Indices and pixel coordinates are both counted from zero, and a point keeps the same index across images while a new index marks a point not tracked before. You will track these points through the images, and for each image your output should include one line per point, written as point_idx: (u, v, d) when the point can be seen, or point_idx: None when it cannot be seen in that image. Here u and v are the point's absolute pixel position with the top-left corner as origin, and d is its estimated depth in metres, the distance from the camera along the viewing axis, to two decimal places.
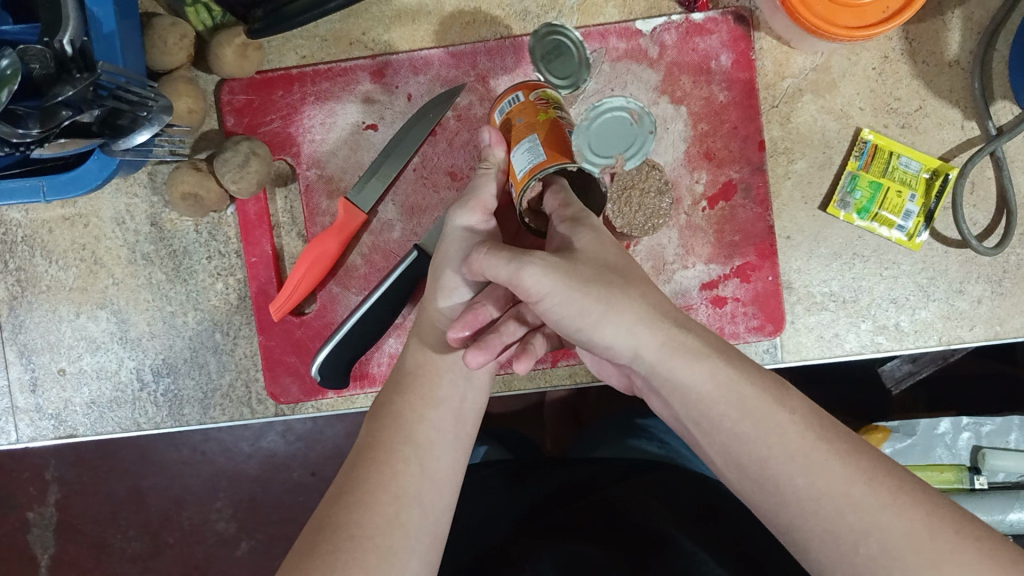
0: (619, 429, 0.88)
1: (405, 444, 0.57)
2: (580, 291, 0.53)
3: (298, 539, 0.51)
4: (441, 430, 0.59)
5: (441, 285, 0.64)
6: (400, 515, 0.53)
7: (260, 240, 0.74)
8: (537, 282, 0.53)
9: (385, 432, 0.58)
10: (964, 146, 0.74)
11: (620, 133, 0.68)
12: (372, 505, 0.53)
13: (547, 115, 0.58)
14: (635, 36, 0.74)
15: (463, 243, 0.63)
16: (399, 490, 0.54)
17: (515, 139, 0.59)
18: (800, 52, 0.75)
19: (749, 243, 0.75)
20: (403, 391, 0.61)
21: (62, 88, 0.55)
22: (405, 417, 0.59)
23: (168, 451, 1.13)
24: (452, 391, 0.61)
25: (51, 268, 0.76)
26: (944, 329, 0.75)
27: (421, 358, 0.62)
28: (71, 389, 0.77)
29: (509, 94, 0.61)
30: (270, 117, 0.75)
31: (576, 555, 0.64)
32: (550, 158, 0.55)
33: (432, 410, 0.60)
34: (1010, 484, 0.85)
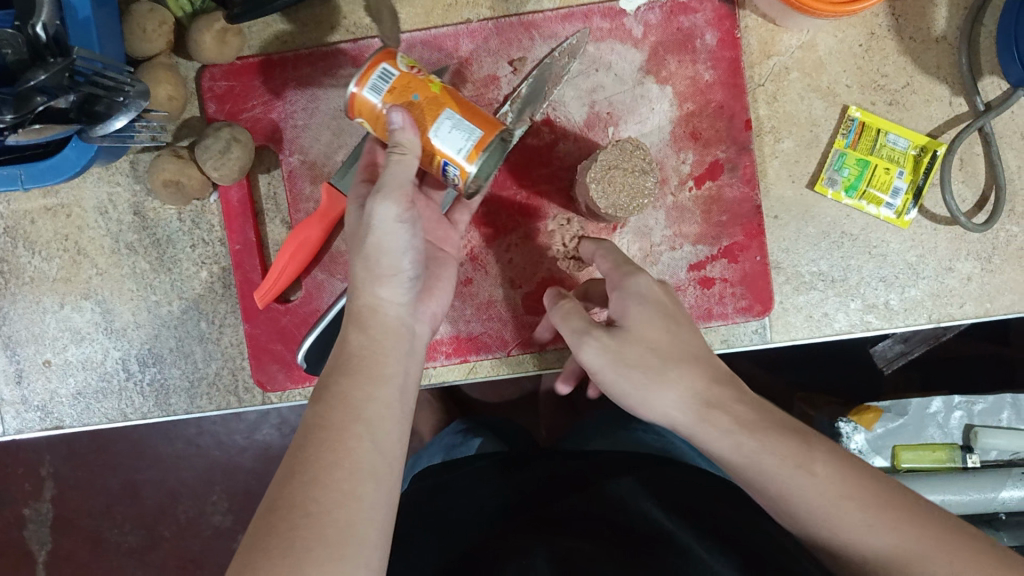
0: (608, 422, 0.88)
1: (356, 421, 0.54)
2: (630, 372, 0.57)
3: (251, 523, 0.49)
4: (392, 406, 0.57)
5: (381, 273, 0.60)
6: (356, 489, 0.51)
7: (242, 228, 0.73)
8: (592, 358, 0.58)
9: (335, 411, 0.54)
10: (952, 123, 0.74)
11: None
12: (327, 483, 0.51)
13: (437, 86, 0.60)
14: (619, 16, 0.73)
15: (399, 232, 0.59)
16: (353, 466, 0.52)
17: (424, 116, 0.59)
18: (786, 29, 0.74)
19: (737, 222, 0.74)
20: (351, 369, 0.57)
21: (35, 73, 0.55)
22: (354, 396, 0.56)
23: (161, 445, 1.12)
24: (399, 367, 0.59)
25: (34, 259, 0.76)
26: (934, 307, 0.74)
27: (364, 339, 0.59)
28: (56, 380, 0.76)
29: (377, 68, 0.59)
30: (251, 103, 0.74)
31: (572, 551, 0.63)
32: (488, 128, 0.60)
33: (379, 387, 0.57)
34: (1002, 462, 0.85)
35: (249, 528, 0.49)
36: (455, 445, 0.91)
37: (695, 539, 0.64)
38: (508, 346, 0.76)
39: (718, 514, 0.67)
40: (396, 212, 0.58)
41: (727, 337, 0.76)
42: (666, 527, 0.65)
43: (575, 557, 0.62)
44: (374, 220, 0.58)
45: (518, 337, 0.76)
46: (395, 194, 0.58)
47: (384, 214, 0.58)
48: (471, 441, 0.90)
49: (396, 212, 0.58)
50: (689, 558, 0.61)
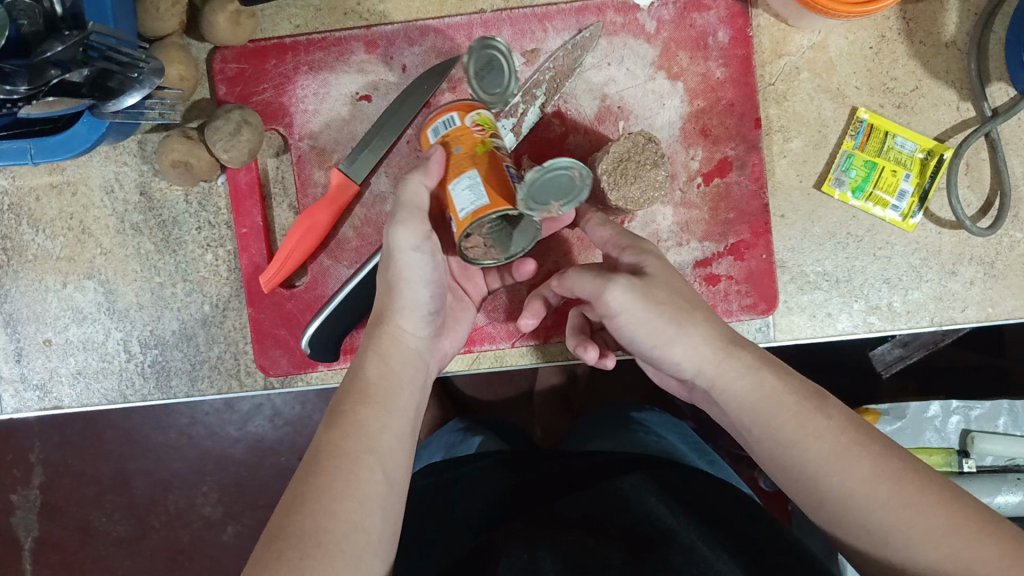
0: (611, 423, 0.88)
1: (368, 452, 0.54)
2: (657, 311, 0.57)
3: (255, 548, 0.48)
4: (402, 438, 0.57)
5: (403, 304, 0.62)
6: (364, 521, 0.51)
7: (251, 211, 0.72)
8: (618, 298, 0.58)
9: (349, 440, 0.54)
10: (959, 127, 0.74)
11: (560, 185, 0.58)
12: (338, 511, 0.51)
13: (485, 148, 0.57)
14: (632, 10, 0.73)
15: (420, 265, 0.61)
16: (362, 497, 0.52)
17: (454, 169, 0.57)
18: (798, 30, 0.75)
19: (744, 220, 0.75)
20: (365, 398, 0.57)
21: (51, 45, 0.55)
22: (367, 424, 0.56)
23: (154, 434, 1.11)
24: (410, 402, 0.60)
25: (37, 237, 0.75)
26: (936, 310, 0.75)
27: (383, 369, 0.60)
28: (56, 359, 0.76)
29: (445, 113, 0.59)
30: (262, 86, 0.74)
31: (577, 549, 0.63)
32: (493, 203, 0.54)
33: (392, 419, 0.57)
34: (998, 467, 0.85)
35: (253, 553, 0.48)
36: (454, 443, 0.90)
37: (698, 538, 0.63)
38: (512, 338, 0.76)
39: (722, 517, 0.66)
40: (414, 241, 0.60)
41: None
42: (669, 526, 0.65)
43: (579, 557, 0.62)
44: (402, 257, 0.60)
45: (522, 328, 0.76)
46: (416, 226, 0.60)
47: (402, 242, 0.60)
48: (470, 440, 0.89)
49: (415, 243, 0.60)
50: (692, 558, 0.61)
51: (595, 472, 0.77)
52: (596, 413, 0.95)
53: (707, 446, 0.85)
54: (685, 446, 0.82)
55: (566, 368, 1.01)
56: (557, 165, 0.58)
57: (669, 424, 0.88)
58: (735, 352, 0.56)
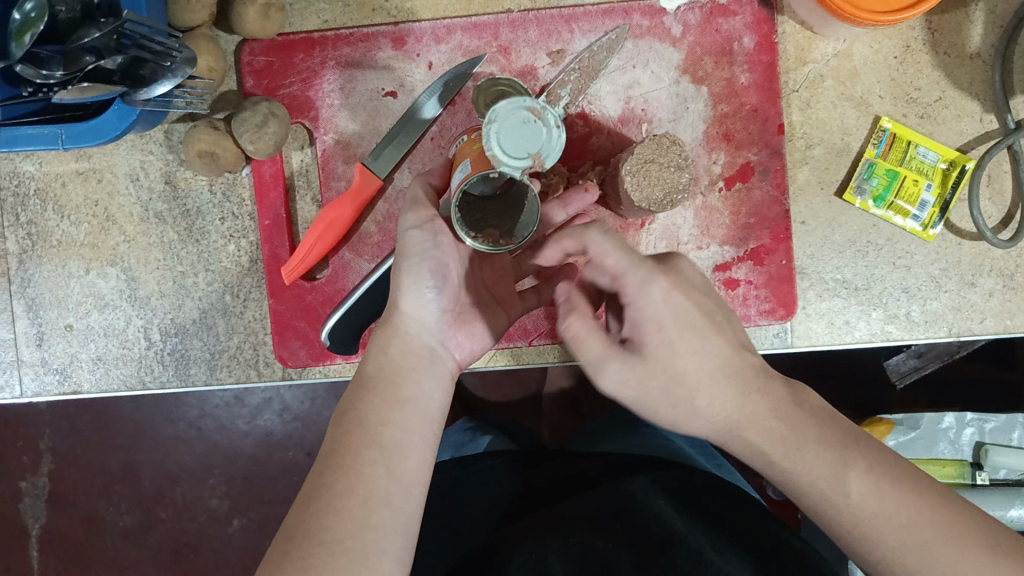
0: (622, 425, 0.87)
1: (372, 446, 0.55)
2: (654, 396, 0.57)
3: (266, 551, 0.51)
4: (408, 431, 0.57)
5: (402, 286, 0.62)
6: (369, 518, 0.52)
7: (274, 202, 0.73)
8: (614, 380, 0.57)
9: (350, 437, 0.56)
10: (981, 139, 0.74)
11: (528, 132, 0.55)
12: (342, 509, 0.52)
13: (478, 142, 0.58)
14: (658, 14, 0.74)
15: (420, 241, 0.61)
16: (365, 493, 0.53)
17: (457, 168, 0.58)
18: (823, 37, 0.75)
19: (764, 226, 0.75)
20: (369, 392, 0.59)
21: (88, 31, 0.56)
22: (371, 419, 0.57)
23: (164, 426, 1.12)
24: (417, 391, 0.60)
25: (62, 223, 0.76)
26: (954, 321, 0.75)
27: (383, 360, 0.61)
28: (77, 345, 0.76)
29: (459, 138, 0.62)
30: (289, 80, 0.74)
31: (586, 550, 0.63)
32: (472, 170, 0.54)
33: (396, 411, 0.58)
34: (1011, 481, 0.85)
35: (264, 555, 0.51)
36: (463, 442, 0.90)
37: (707, 540, 0.63)
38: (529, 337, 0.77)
39: (730, 524, 0.66)
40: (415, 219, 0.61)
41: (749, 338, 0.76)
42: (676, 529, 0.64)
43: (586, 558, 0.63)
44: (404, 237, 0.61)
45: (541, 327, 0.77)
46: (415, 206, 0.61)
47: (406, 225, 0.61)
48: (478, 439, 0.89)
49: (414, 222, 0.61)
50: (700, 560, 0.60)
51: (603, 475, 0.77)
52: (602, 416, 0.94)
53: (714, 450, 0.85)
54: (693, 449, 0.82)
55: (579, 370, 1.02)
56: (513, 110, 0.55)
57: None
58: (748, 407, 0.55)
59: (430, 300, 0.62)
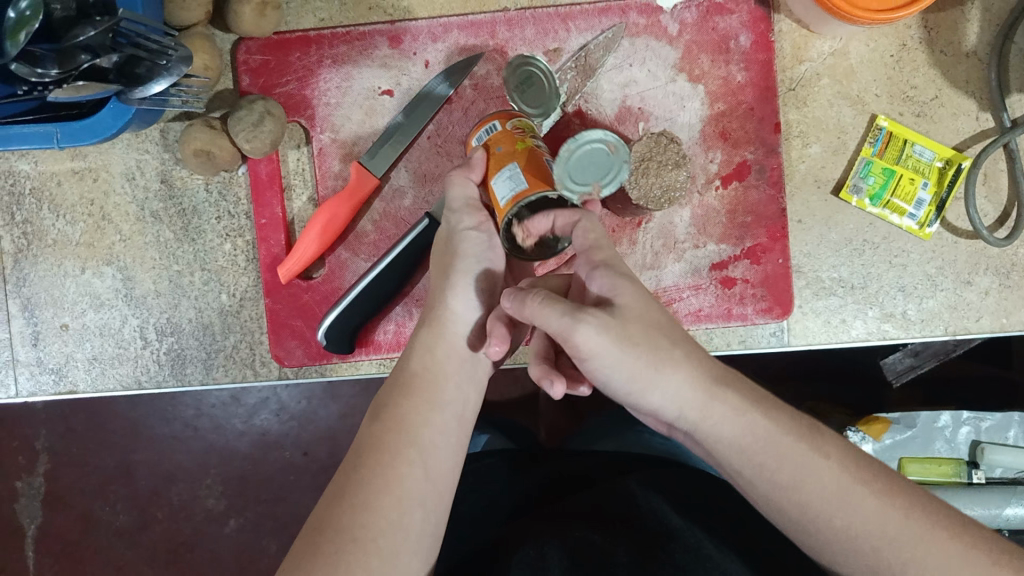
0: (619, 423, 0.88)
1: (411, 446, 0.56)
2: (633, 352, 0.51)
3: (296, 540, 0.51)
4: (446, 435, 0.58)
5: (451, 284, 0.62)
6: (402, 518, 0.53)
7: (270, 201, 0.73)
8: (591, 340, 0.50)
9: (390, 434, 0.56)
10: (978, 138, 0.74)
11: (598, 163, 0.62)
12: (376, 507, 0.52)
13: (524, 144, 0.59)
14: (655, 13, 0.74)
15: (477, 244, 0.62)
16: (402, 493, 0.53)
17: (494, 166, 0.59)
18: (819, 36, 0.75)
19: (761, 224, 0.75)
20: (409, 391, 0.59)
21: (83, 30, 0.56)
22: (410, 418, 0.57)
23: (160, 425, 1.12)
24: (457, 395, 0.60)
25: (58, 223, 0.76)
26: (950, 320, 0.75)
27: (428, 361, 0.60)
28: (73, 344, 0.76)
29: (485, 122, 0.62)
30: (286, 78, 0.74)
31: (583, 542, 0.64)
32: (533, 185, 0.56)
33: (437, 414, 0.58)
34: (1007, 480, 0.85)
35: (293, 545, 0.51)
36: None
37: (706, 535, 0.64)
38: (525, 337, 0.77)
39: (728, 519, 0.66)
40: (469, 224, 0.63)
41: (746, 337, 0.76)
42: (673, 523, 0.64)
43: (584, 550, 0.62)
44: (459, 236, 0.63)
45: None
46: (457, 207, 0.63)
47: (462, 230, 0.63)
48: (476, 437, 0.91)
49: (471, 224, 0.63)
50: (700, 557, 0.61)
51: (599, 470, 0.78)
52: (600, 416, 0.94)
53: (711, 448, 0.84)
54: None
55: None
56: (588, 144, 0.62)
57: None
58: (721, 393, 0.51)
59: (477, 304, 0.62)
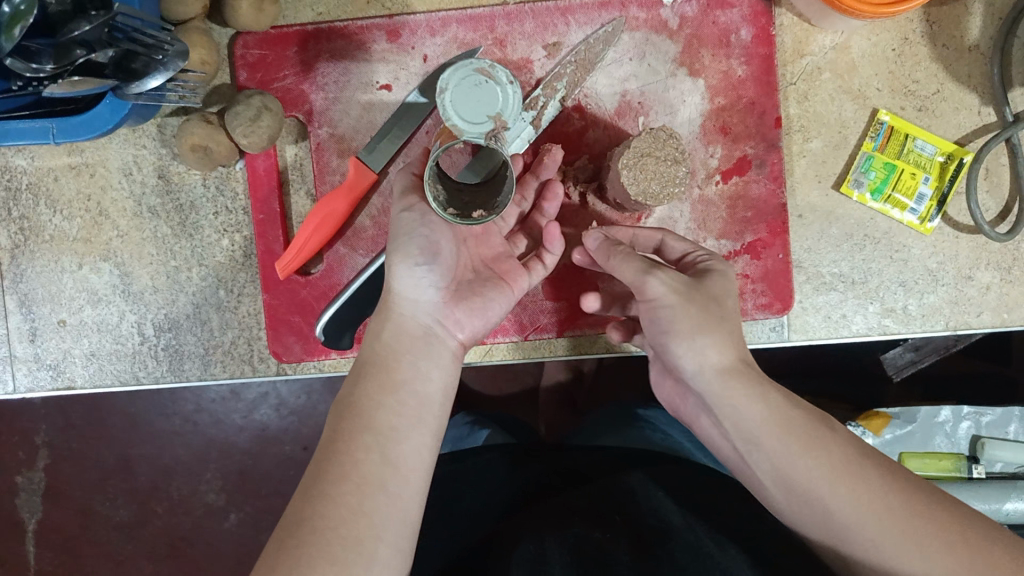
0: (617, 418, 0.88)
1: (366, 433, 0.56)
2: (693, 314, 0.58)
3: (268, 540, 0.51)
4: (404, 416, 0.58)
5: (392, 267, 0.63)
6: (364, 503, 0.52)
7: (269, 197, 0.72)
8: (657, 287, 0.59)
9: (346, 423, 0.56)
10: (980, 132, 0.74)
11: (478, 97, 0.66)
12: (336, 495, 0.52)
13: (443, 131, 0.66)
14: (655, 6, 0.73)
15: (410, 223, 0.63)
16: (360, 479, 0.53)
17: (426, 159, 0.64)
18: (821, 30, 0.74)
19: (761, 219, 0.74)
20: (362, 379, 0.60)
21: (78, 24, 0.55)
22: (365, 405, 0.58)
23: (159, 420, 1.11)
24: (411, 375, 0.60)
25: (54, 218, 0.75)
26: (951, 315, 0.75)
27: (377, 348, 0.62)
28: (71, 340, 0.76)
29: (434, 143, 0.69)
30: (284, 73, 0.74)
31: (583, 539, 0.64)
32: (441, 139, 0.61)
33: (391, 396, 0.58)
34: (1007, 474, 0.85)
35: (264, 549, 0.50)
36: (461, 436, 0.91)
37: (704, 533, 0.63)
38: (524, 331, 0.76)
39: (731, 511, 0.66)
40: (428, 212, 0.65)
41: (746, 333, 0.76)
42: (673, 523, 0.64)
43: (586, 550, 0.62)
44: (396, 218, 0.64)
45: (536, 321, 0.76)
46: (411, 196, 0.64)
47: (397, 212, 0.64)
48: (477, 432, 0.91)
49: (404, 206, 0.64)
50: (699, 555, 0.60)
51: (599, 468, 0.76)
52: (598, 412, 0.94)
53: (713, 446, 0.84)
54: (690, 442, 0.82)
55: (574, 365, 1.02)
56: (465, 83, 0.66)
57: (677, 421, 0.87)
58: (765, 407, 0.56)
59: (422, 281, 0.63)
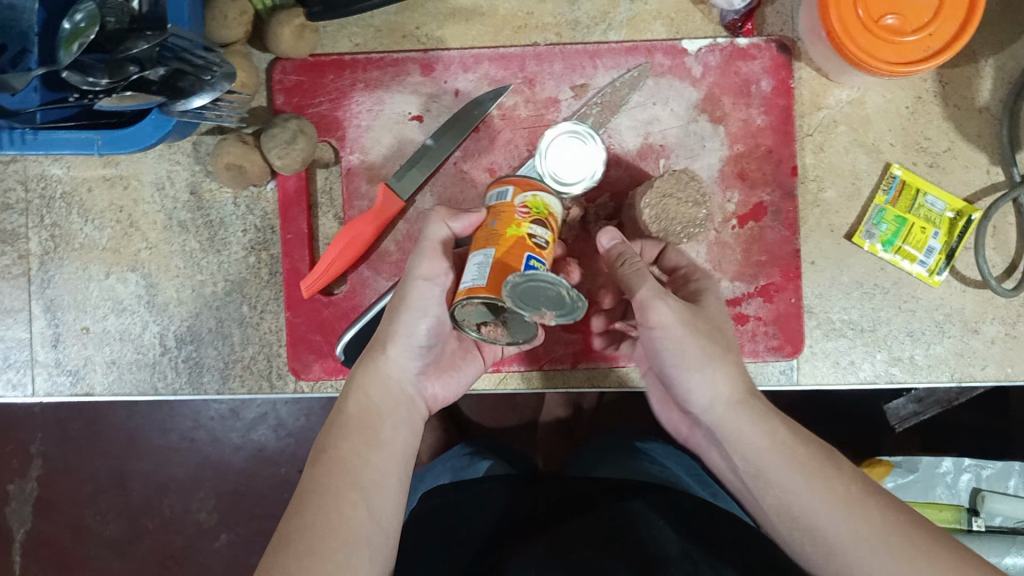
0: (619, 450, 0.89)
1: (353, 488, 0.56)
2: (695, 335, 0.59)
3: None
4: (387, 473, 0.58)
5: (394, 331, 0.62)
6: (349, 558, 0.53)
7: (297, 217, 0.74)
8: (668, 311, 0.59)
9: (332, 477, 0.56)
10: (988, 190, 0.76)
11: (547, 300, 0.51)
12: (322, 550, 0.53)
13: (517, 232, 0.53)
14: (680, 54, 0.76)
15: (426, 293, 0.61)
16: (347, 535, 0.54)
17: (480, 239, 0.54)
18: (837, 85, 0.77)
19: (775, 263, 0.76)
20: (347, 433, 0.59)
21: (135, 43, 0.59)
22: (350, 460, 0.58)
23: (155, 436, 1.11)
24: (394, 436, 0.61)
25: (85, 227, 0.77)
26: (957, 366, 0.76)
27: (364, 403, 0.61)
28: (93, 347, 0.77)
29: (500, 185, 0.57)
30: (319, 99, 0.76)
31: (580, 562, 0.65)
32: (488, 287, 0.50)
33: (375, 454, 0.59)
34: (1006, 529, 0.85)
35: None
36: (462, 467, 0.90)
37: (702, 560, 0.64)
38: (537, 361, 0.78)
39: (729, 543, 0.67)
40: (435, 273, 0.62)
41: (756, 373, 0.77)
42: (671, 552, 0.64)
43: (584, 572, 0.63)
44: (410, 283, 0.62)
45: (551, 352, 0.78)
46: (428, 256, 0.61)
47: (416, 278, 0.61)
48: (477, 464, 0.90)
49: (425, 273, 0.61)
50: None
51: (600, 495, 0.77)
52: (598, 442, 0.96)
53: (709, 476, 0.85)
54: (689, 477, 0.82)
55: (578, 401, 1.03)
56: (544, 283, 0.50)
57: (673, 453, 0.88)
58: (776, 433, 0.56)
59: (415, 352, 0.63)
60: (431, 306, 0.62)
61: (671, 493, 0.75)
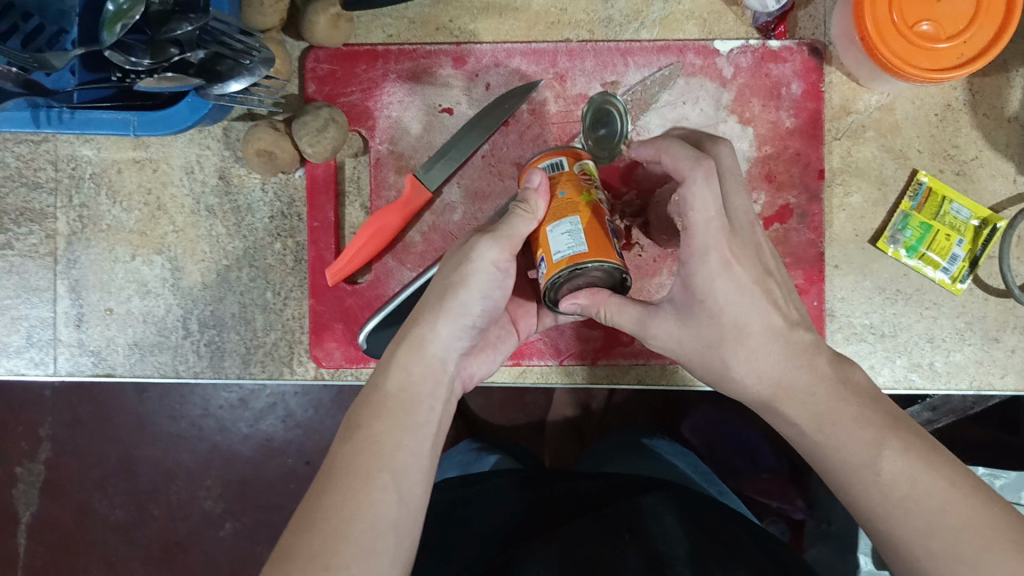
0: (624, 448, 0.88)
1: (383, 470, 0.54)
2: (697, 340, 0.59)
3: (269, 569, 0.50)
4: (420, 454, 0.56)
5: (449, 307, 0.60)
6: (377, 543, 0.52)
7: (324, 207, 0.74)
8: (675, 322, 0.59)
9: (362, 457, 0.55)
10: (1013, 200, 0.76)
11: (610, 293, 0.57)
12: (349, 533, 0.51)
13: (588, 199, 0.56)
14: (712, 55, 0.76)
15: (490, 277, 0.60)
16: (374, 519, 0.52)
17: (552, 208, 0.57)
18: (866, 90, 0.77)
19: (799, 265, 0.76)
20: (382, 410, 0.57)
21: (178, 25, 0.59)
22: (382, 440, 0.56)
23: (164, 422, 1.11)
24: (431, 416, 0.58)
25: (113, 209, 0.77)
26: (976, 374, 0.76)
27: (403, 381, 0.59)
28: (116, 328, 0.78)
29: (552, 156, 0.60)
30: (350, 89, 0.77)
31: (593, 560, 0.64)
32: (592, 251, 0.53)
33: (410, 433, 0.57)
34: None
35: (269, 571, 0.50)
36: (469, 462, 0.90)
37: (715, 560, 0.64)
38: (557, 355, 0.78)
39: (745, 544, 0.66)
40: (496, 256, 0.60)
41: None
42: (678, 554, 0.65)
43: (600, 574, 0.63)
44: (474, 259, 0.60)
45: (572, 348, 0.78)
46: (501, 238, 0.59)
47: (485, 255, 0.59)
48: (485, 459, 0.90)
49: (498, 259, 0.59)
50: None
51: (608, 492, 0.77)
52: (606, 438, 0.96)
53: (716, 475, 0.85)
54: (698, 475, 0.82)
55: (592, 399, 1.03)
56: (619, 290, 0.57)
57: (680, 450, 0.89)
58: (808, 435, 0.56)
59: (462, 334, 0.61)
60: (491, 289, 0.60)
61: (679, 487, 0.75)
